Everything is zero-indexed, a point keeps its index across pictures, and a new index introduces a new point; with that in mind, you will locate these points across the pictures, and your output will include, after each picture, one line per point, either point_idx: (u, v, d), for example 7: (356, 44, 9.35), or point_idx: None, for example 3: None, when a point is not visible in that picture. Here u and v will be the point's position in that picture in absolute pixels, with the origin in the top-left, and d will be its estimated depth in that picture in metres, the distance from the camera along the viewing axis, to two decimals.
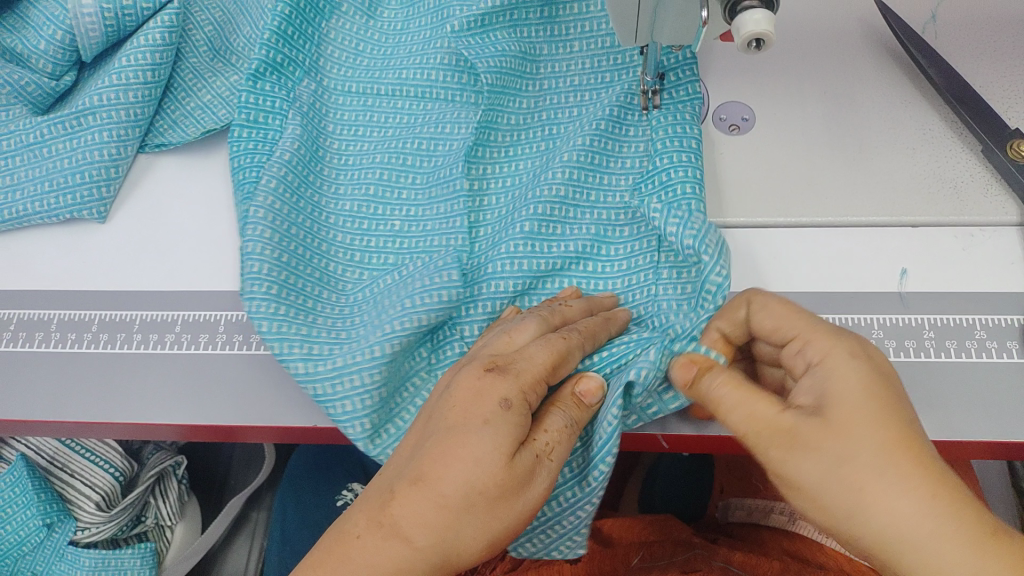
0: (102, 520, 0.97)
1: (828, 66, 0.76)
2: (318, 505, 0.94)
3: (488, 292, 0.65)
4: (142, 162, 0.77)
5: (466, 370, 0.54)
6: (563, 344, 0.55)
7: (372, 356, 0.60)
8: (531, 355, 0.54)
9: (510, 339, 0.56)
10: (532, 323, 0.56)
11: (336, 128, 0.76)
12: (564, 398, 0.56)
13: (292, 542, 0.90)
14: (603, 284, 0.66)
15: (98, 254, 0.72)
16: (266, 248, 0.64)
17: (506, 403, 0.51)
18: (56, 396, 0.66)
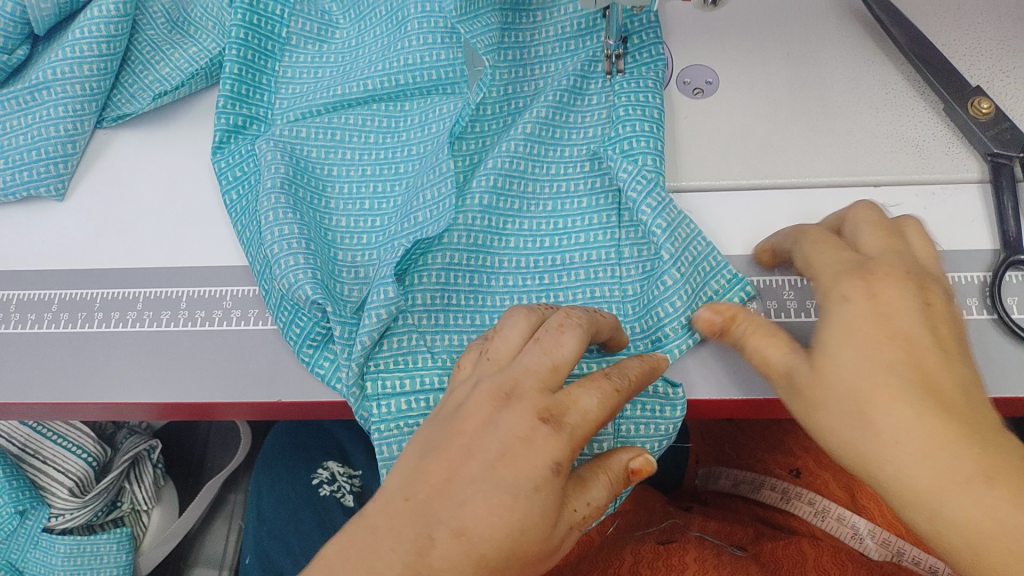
0: (77, 505, 0.97)
1: (793, 26, 0.75)
2: (295, 486, 0.94)
3: (439, 262, 0.64)
4: (101, 138, 0.75)
5: (516, 410, 0.48)
6: (560, 335, 0.51)
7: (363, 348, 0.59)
8: (584, 406, 0.48)
9: (523, 372, 0.50)
10: (577, 346, 0.50)
11: (284, 127, 0.72)
12: (611, 461, 0.51)
13: (268, 524, 0.92)
14: (562, 262, 0.66)
15: (57, 232, 0.71)
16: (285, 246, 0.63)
17: (555, 468, 0.47)
18: (20, 376, 0.65)
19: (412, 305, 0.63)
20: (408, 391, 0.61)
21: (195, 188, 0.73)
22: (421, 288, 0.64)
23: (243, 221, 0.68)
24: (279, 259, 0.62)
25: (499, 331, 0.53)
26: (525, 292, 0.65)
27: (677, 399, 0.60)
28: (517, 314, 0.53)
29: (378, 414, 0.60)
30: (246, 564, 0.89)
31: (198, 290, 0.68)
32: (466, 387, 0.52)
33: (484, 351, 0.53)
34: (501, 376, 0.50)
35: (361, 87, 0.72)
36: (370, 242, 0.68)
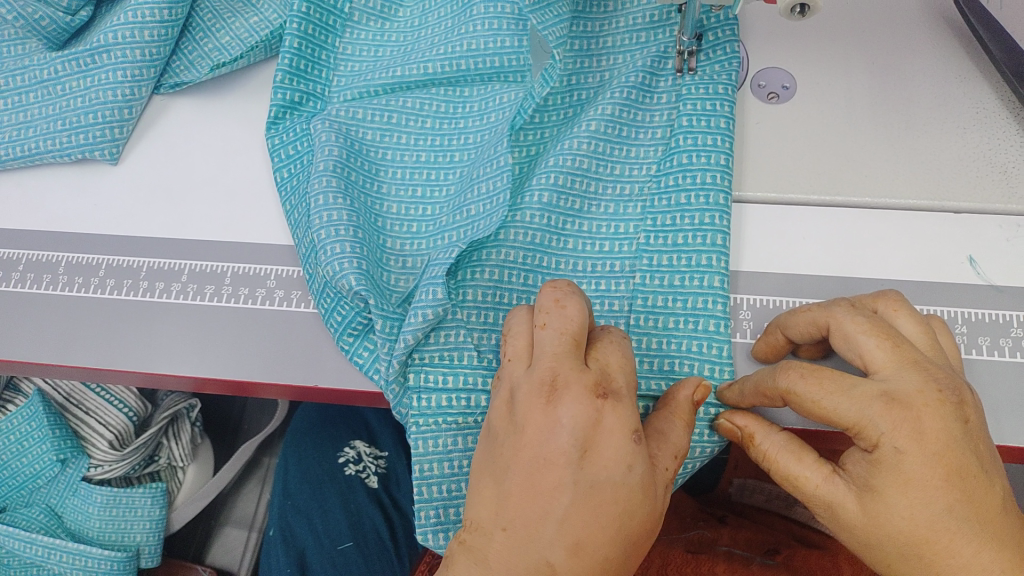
0: (115, 459, 0.99)
1: (878, 34, 0.70)
2: (321, 462, 0.94)
3: (495, 259, 0.62)
4: (157, 104, 0.75)
5: (572, 398, 0.44)
6: (564, 311, 0.48)
7: (405, 347, 0.58)
8: (615, 361, 0.47)
9: (551, 358, 0.46)
10: (583, 315, 0.48)
11: (340, 106, 0.70)
12: (680, 405, 0.51)
13: (292, 498, 0.91)
14: (620, 269, 0.63)
15: (109, 197, 0.71)
16: (339, 230, 0.62)
17: (636, 437, 0.45)
18: (63, 340, 0.65)
19: (463, 300, 0.61)
20: (451, 387, 0.59)
21: (247, 161, 0.72)
22: (472, 284, 0.61)
23: (290, 202, 0.67)
24: (325, 245, 0.61)
25: (508, 333, 0.51)
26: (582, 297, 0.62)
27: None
28: (521, 312, 0.52)
29: (418, 407, 0.59)
30: (270, 535, 0.88)
31: (244, 266, 0.67)
32: (504, 399, 0.48)
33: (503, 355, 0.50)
34: (533, 372, 0.46)
35: (420, 70, 0.70)
36: (421, 232, 0.66)
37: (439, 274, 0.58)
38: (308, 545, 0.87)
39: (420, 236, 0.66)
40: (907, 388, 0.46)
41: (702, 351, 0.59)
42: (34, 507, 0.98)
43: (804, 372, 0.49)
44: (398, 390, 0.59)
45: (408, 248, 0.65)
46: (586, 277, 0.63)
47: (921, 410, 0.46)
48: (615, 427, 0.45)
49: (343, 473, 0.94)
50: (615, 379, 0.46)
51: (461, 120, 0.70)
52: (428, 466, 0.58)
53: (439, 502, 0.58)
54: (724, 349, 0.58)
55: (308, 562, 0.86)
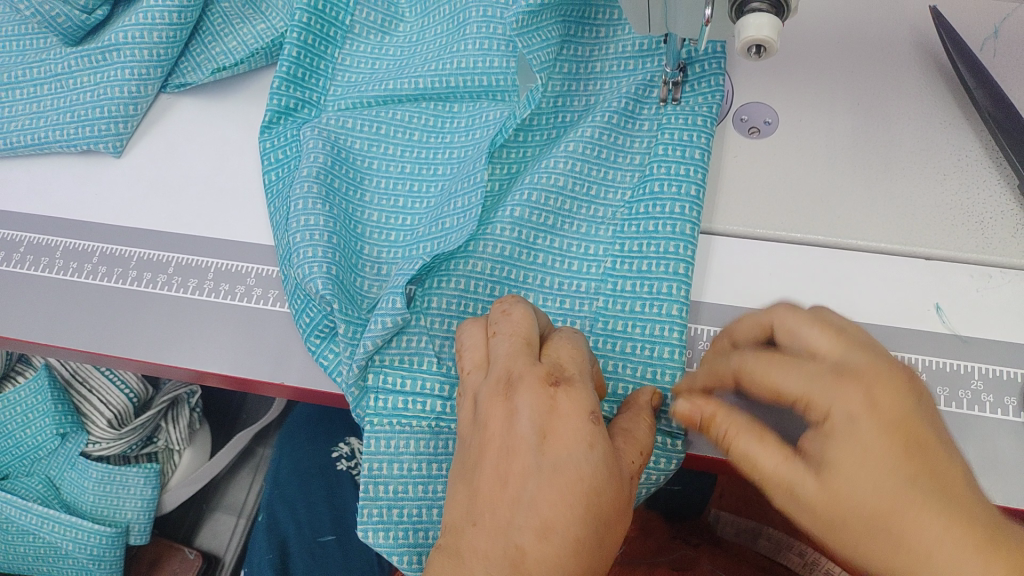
0: (112, 437, 1.03)
1: (866, 75, 0.70)
2: (313, 455, 0.97)
3: (462, 270, 0.63)
4: (163, 102, 0.78)
5: (527, 390, 0.47)
6: (511, 317, 0.51)
7: (364, 352, 0.59)
8: (567, 352, 0.49)
9: (505, 360, 0.49)
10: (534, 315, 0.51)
11: (332, 115, 0.72)
12: (640, 406, 0.52)
13: (281, 487, 0.94)
14: (585, 290, 0.63)
15: (110, 188, 0.75)
16: (315, 233, 0.64)
17: (591, 416, 0.46)
18: (52, 321, 0.68)
19: (427, 308, 0.62)
20: (409, 392, 0.60)
21: (242, 162, 0.74)
22: (438, 293, 0.63)
23: (275, 204, 0.69)
24: (299, 247, 0.63)
25: (465, 350, 0.53)
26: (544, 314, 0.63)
27: (675, 453, 0.58)
28: (474, 324, 0.54)
29: (374, 407, 0.60)
30: (258, 521, 0.90)
31: (227, 263, 0.70)
32: (469, 406, 0.50)
33: (464, 367, 0.52)
34: (491, 377, 0.49)
35: (412, 84, 0.72)
36: (397, 241, 0.68)
37: (400, 285, 0.60)
38: (290, 535, 0.89)
39: (397, 245, 0.68)
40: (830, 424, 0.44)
41: (656, 377, 0.59)
42: (35, 476, 1.01)
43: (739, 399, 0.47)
44: (357, 392, 0.61)
45: (383, 255, 0.67)
46: (552, 295, 0.64)
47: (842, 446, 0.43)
48: (569, 411, 0.46)
49: (334, 469, 0.96)
50: (567, 368, 0.48)
51: (448, 135, 0.72)
52: (377, 466, 0.59)
53: (384, 501, 0.58)
54: (677, 377, 0.59)
55: (290, 552, 0.87)
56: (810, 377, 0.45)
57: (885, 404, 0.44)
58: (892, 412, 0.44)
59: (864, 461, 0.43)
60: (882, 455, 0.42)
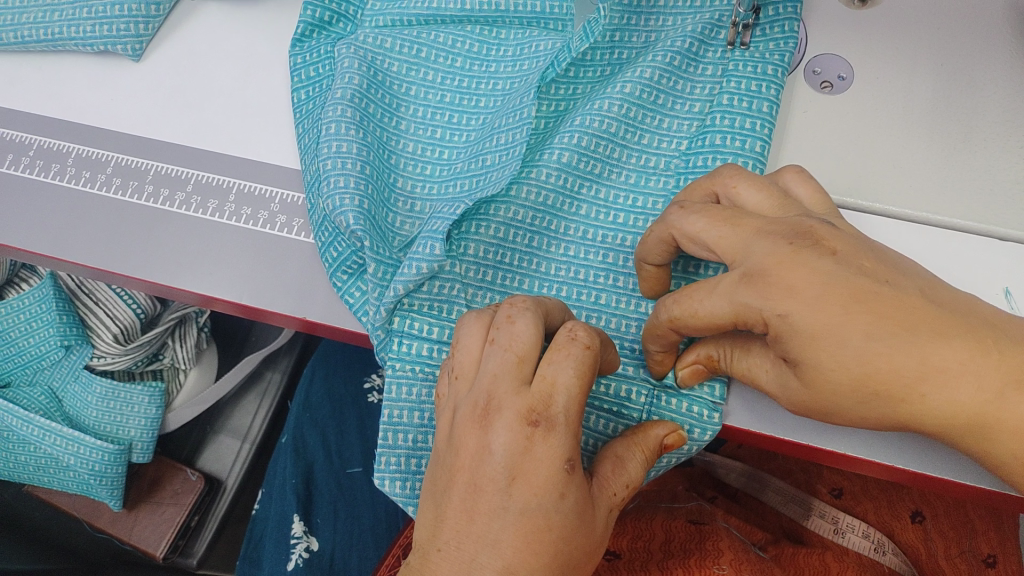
0: (118, 352, 1.00)
1: (955, 32, 0.65)
2: (347, 383, 0.94)
3: (501, 216, 0.59)
4: (187, 5, 0.73)
5: (501, 426, 0.42)
6: (510, 328, 0.44)
7: (393, 296, 0.55)
8: (564, 384, 0.42)
9: (490, 380, 0.43)
10: (534, 328, 0.43)
11: (370, 32, 0.67)
12: (646, 438, 0.49)
13: (311, 410, 0.91)
14: (632, 245, 0.59)
15: (127, 94, 0.70)
16: (348, 163, 0.59)
17: (568, 467, 0.42)
18: (62, 232, 0.65)
19: (462, 253, 0.58)
20: (435, 339, 0.56)
21: (269, 76, 0.69)
22: (475, 238, 0.59)
23: (304, 125, 0.64)
24: (329, 176, 0.59)
25: (456, 343, 0.47)
26: (587, 267, 0.59)
27: (711, 424, 0.54)
28: (471, 319, 0.47)
29: (397, 351, 0.56)
30: (283, 441, 0.88)
31: (250, 185, 0.66)
32: (450, 414, 0.46)
33: (450, 367, 0.47)
34: (471, 395, 0.44)
35: (458, 5, 0.66)
36: (433, 175, 0.63)
37: (439, 230, 0.55)
38: (317, 460, 0.87)
39: (432, 180, 0.63)
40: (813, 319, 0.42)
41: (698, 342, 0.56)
42: (37, 387, 1.00)
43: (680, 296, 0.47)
44: (383, 335, 0.57)
45: (417, 190, 0.63)
46: (594, 247, 0.60)
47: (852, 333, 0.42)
48: (545, 457, 0.42)
49: (367, 400, 0.93)
50: (555, 404, 0.42)
51: (493, 63, 0.66)
52: (398, 413, 0.56)
53: (404, 450, 0.56)
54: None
55: (315, 479, 0.86)
56: (771, 223, 0.46)
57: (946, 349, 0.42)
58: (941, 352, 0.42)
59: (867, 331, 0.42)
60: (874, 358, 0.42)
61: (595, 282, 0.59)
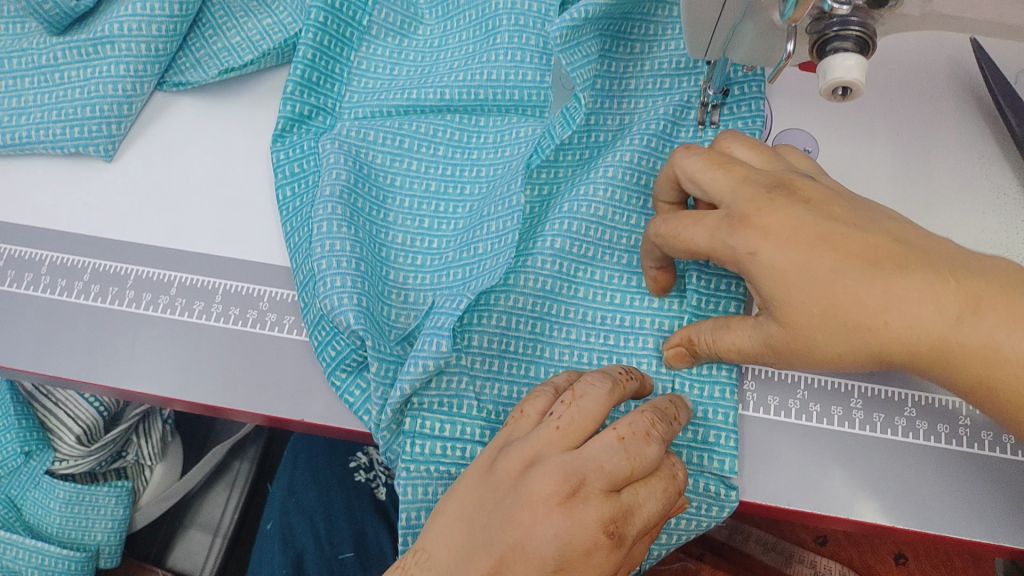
0: (81, 454, 0.95)
1: (905, 104, 0.69)
2: (332, 464, 0.92)
3: (503, 305, 0.60)
4: (158, 101, 0.72)
5: (579, 518, 0.45)
6: (642, 438, 0.48)
7: (399, 394, 0.55)
8: (645, 513, 0.47)
9: (597, 468, 0.46)
10: (659, 457, 0.48)
11: (350, 126, 0.68)
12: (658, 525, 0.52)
13: (296, 496, 0.89)
14: (632, 325, 0.61)
15: (100, 195, 0.68)
16: (343, 262, 0.59)
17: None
18: (42, 344, 0.63)
19: (467, 346, 0.59)
20: (447, 437, 0.57)
21: (249, 172, 0.69)
22: (478, 330, 0.59)
23: (291, 223, 0.64)
24: (325, 276, 0.59)
25: (578, 400, 0.50)
26: (590, 350, 0.60)
27: (727, 501, 0.56)
28: (600, 394, 0.50)
29: (410, 453, 0.56)
30: (268, 528, 0.87)
31: (236, 284, 0.65)
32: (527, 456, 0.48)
33: (554, 414, 0.50)
34: (571, 462, 0.47)
35: (437, 95, 0.68)
36: (425, 265, 0.64)
37: (443, 326, 0.56)
38: (307, 547, 0.85)
39: (424, 270, 0.64)
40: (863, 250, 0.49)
41: (708, 416, 0.58)
42: None
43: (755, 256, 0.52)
44: (390, 435, 0.58)
45: (410, 281, 0.63)
46: (595, 330, 0.61)
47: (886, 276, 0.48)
48: None
49: (353, 479, 0.92)
50: (631, 522, 0.47)
51: (474, 151, 0.68)
52: (415, 514, 0.56)
53: None
54: (729, 416, 0.57)
55: (305, 566, 0.83)
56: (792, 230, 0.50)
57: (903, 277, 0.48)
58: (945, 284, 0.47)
59: (853, 276, 0.47)
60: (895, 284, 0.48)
61: (598, 364, 0.60)
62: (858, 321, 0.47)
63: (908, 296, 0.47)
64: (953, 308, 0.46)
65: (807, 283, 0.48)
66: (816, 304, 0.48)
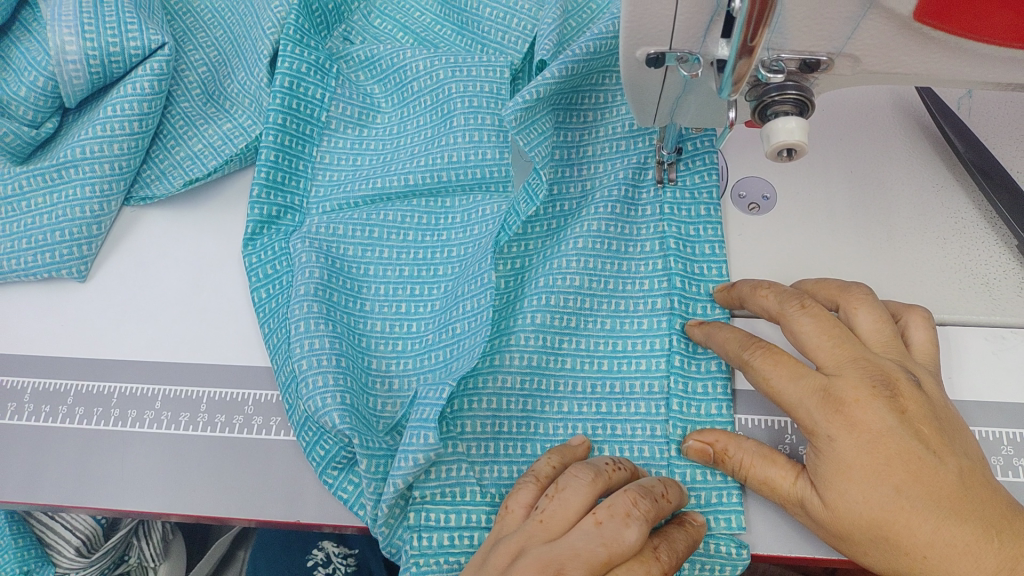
0: (83, 567, 0.87)
1: (856, 139, 0.71)
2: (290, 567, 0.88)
3: (492, 386, 0.61)
4: (127, 216, 0.73)
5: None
6: (621, 527, 0.50)
7: (394, 490, 0.56)
8: None
9: (574, 555, 0.48)
10: (638, 540, 0.50)
11: (320, 222, 0.69)
12: None
13: None
14: (621, 390, 0.61)
15: (76, 317, 0.69)
16: (324, 360, 0.60)
17: None
18: (32, 473, 0.63)
19: (461, 432, 0.59)
20: (454, 527, 0.57)
21: (223, 277, 0.70)
22: (470, 414, 0.60)
23: (270, 325, 0.65)
24: (306, 376, 0.59)
25: (560, 491, 0.52)
26: (583, 421, 0.61)
27: (740, 560, 0.56)
28: (585, 482, 0.52)
29: (418, 546, 0.57)
30: None
31: (220, 390, 0.65)
32: (512, 545, 0.50)
33: (538, 508, 0.52)
34: (549, 552, 0.49)
35: (401, 181, 0.70)
36: (406, 350, 0.64)
37: (428, 418, 0.56)
38: None
39: (406, 355, 0.64)
40: (857, 381, 0.51)
41: (707, 479, 0.58)
42: None
43: (766, 353, 0.54)
44: (388, 530, 0.58)
45: (394, 368, 0.64)
46: (586, 399, 0.61)
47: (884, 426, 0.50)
48: None
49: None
50: None
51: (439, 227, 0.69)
52: None
53: None
54: (729, 474, 0.58)
55: None
56: (863, 364, 0.52)
57: (883, 455, 0.49)
58: (949, 530, 0.48)
59: (913, 508, 0.49)
60: (882, 470, 0.49)
61: (593, 434, 0.60)
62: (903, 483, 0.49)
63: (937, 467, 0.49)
64: (994, 563, 0.48)
65: (870, 490, 0.49)
66: (868, 515, 0.49)
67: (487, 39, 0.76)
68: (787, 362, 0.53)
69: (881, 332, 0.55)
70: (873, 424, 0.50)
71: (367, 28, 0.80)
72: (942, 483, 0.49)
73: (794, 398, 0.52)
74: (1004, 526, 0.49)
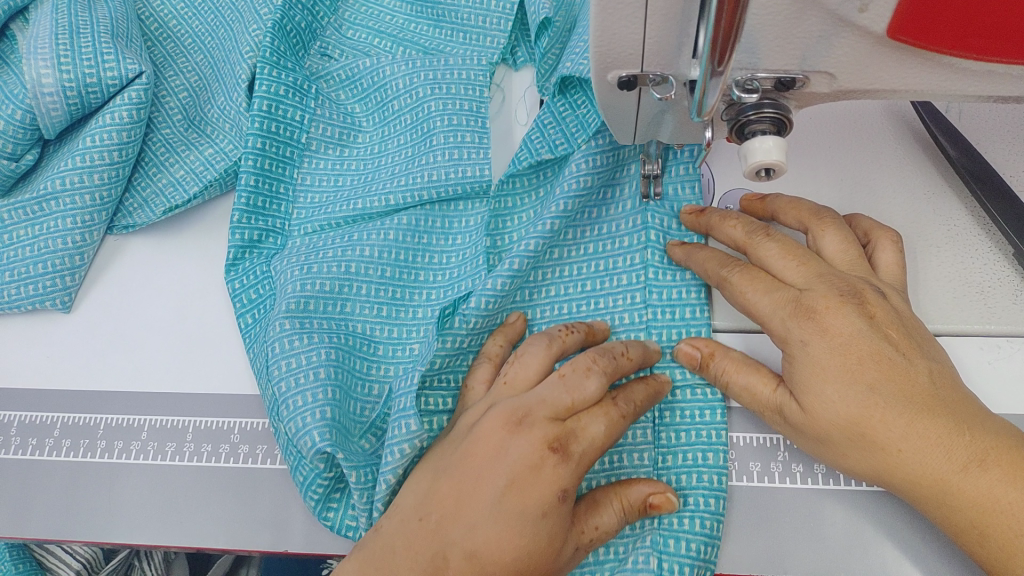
0: None
1: (844, 149, 0.70)
2: None
3: (500, 279, 0.61)
4: (110, 245, 0.73)
5: (526, 439, 0.52)
6: (578, 374, 0.54)
7: (386, 485, 0.56)
8: (592, 434, 0.52)
9: (539, 401, 0.53)
10: (598, 391, 0.53)
11: (302, 243, 0.69)
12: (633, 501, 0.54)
13: None
14: (606, 267, 0.65)
15: (62, 347, 0.68)
16: (310, 375, 0.59)
17: None
18: (20, 508, 0.62)
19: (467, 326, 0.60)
20: (448, 408, 0.61)
21: (208, 302, 0.69)
22: (477, 309, 0.60)
23: (255, 349, 0.65)
24: (287, 398, 0.59)
25: (521, 356, 0.58)
26: (568, 302, 0.64)
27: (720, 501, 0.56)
28: (540, 344, 0.57)
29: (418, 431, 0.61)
30: None
31: (206, 420, 0.64)
32: (482, 408, 0.57)
33: (504, 374, 0.58)
34: (516, 402, 0.54)
35: (383, 202, 0.68)
36: (389, 358, 0.64)
37: (407, 407, 0.56)
38: None
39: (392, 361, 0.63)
40: (818, 295, 0.53)
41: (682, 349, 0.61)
42: None
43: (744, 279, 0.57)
44: None
45: (377, 375, 0.63)
46: (573, 281, 0.65)
47: (848, 311, 0.52)
48: None
49: None
50: (576, 443, 0.52)
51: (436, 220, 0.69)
52: None
53: None
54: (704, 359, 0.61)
55: None
56: (833, 273, 0.55)
57: (854, 346, 0.51)
58: (923, 426, 0.49)
59: (888, 405, 0.50)
60: (854, 368, 0.51)
61: (577, 311, 0.64)
62: (876, 438, 0.50)
63: (910, 391, 0.50)
64: (964, 457, 0.48)
65: (847, 390, 0.50)
66: (845, 415, 0.50)
67: (466, 25, 0.78)
68: (762, 282, 0.56)
69: (845, 253, 0.58)
70: (844, 328, 0.52)
71: (343, 41, 0.80)
72: (899, 346, 0.52)
73: (768, 310, 0.55)
74: (978, 442, 0.49)
